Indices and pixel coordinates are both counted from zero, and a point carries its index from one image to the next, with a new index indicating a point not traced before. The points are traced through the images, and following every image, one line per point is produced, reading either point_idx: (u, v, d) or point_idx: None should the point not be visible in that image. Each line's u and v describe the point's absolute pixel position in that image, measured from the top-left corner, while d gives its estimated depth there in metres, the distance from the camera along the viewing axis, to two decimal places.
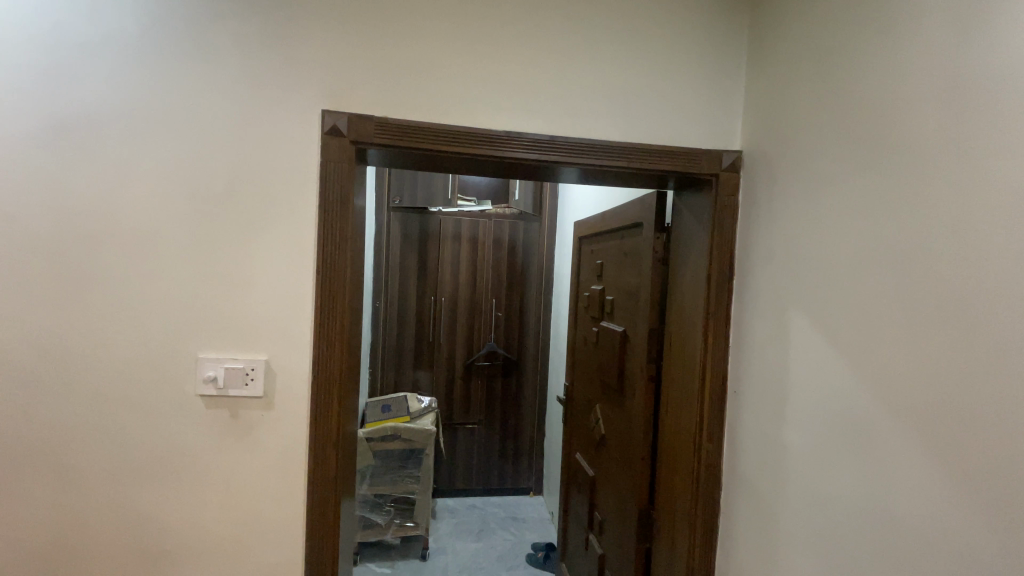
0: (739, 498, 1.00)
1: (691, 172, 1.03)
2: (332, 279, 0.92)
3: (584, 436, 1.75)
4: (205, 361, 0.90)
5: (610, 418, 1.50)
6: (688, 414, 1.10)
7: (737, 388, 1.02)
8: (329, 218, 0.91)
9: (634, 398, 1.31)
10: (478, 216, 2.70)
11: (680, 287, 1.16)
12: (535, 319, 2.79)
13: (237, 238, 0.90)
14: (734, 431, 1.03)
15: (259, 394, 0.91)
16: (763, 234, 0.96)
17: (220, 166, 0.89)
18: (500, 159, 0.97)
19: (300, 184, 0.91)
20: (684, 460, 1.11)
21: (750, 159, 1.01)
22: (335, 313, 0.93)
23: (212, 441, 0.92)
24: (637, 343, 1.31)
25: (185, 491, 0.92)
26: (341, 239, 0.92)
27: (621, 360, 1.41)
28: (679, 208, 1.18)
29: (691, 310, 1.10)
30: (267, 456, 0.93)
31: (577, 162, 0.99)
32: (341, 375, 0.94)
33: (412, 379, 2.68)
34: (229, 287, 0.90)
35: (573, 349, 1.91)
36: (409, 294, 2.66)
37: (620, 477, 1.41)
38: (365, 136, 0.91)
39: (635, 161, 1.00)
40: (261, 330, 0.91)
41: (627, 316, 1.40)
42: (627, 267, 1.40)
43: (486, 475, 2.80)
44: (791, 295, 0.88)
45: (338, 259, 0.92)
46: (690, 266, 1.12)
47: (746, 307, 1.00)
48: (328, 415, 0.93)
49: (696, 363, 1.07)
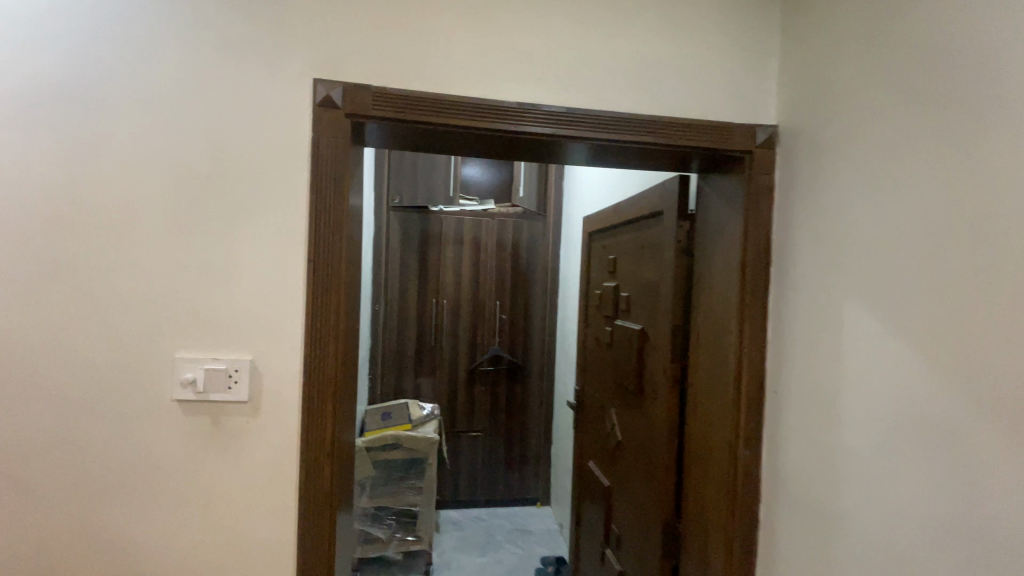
0: (783, 510, 0.90)
1: (722, 149, 0.93)
2: (324, 268, 0.82)
3: (597, 443, 1.64)
4: (182, 362, 0.80)
5: (627, 424, 1.40)
6: (719, 418, 0.99)
7: (777, 387, 0.92)
8: (320, 199, 0.81)
9: (656, 402, 1.21)
10: (481, 215, 2.61)
11: (706, 280, 1.06)
12: (540, 322, 2.69)
13: (219, 225, 0.80)
14: (775, 435, 0.92)
15: (244, 399, 0.81)
16: (807, 214, 0.86)
17: (201, 144, 0.79)
18: (512, 134, 0.87)
19: (290, 162, 0.81)
20: (717, 467, 1.00)
21: (788, 134, 0.92)
22: (329, 306, 0.82)
23: (191, 451, 0.81)
24: (658, 341, 1.21)
25: (160, 508, 0.81)
26: (336, 224, 0.82)
27: (640, 361, 1.31)
28: (706, 193, 1.08)
29: (722, 303, 1.00)
30: (253, 468, 0.83)
31: (598, 138, 0.89)
32: (337, 376, 0.83)
33: (413, 385, 2.57)
34: (211, 279, 0.80)
35: (583, 351, 1.81)
36: (409, 296, 2.56)
37: (639, 487, 1.30)
38: (361, 108, 0.81)
39: (661, 136, 0.91)
40: (246, 327, 0.81)
41: (645, 313, 1.30)
42: (645, 261, 1.30)
43: (491, 485, 2.68)
44: (843, 281, 0.78)
45: (332, 247, 0.82)
46: (719, 254, 1.02)
47: (787, 298, 0.90)
48: (321, 421, 0.83)
49: (729, 362, 0.97)
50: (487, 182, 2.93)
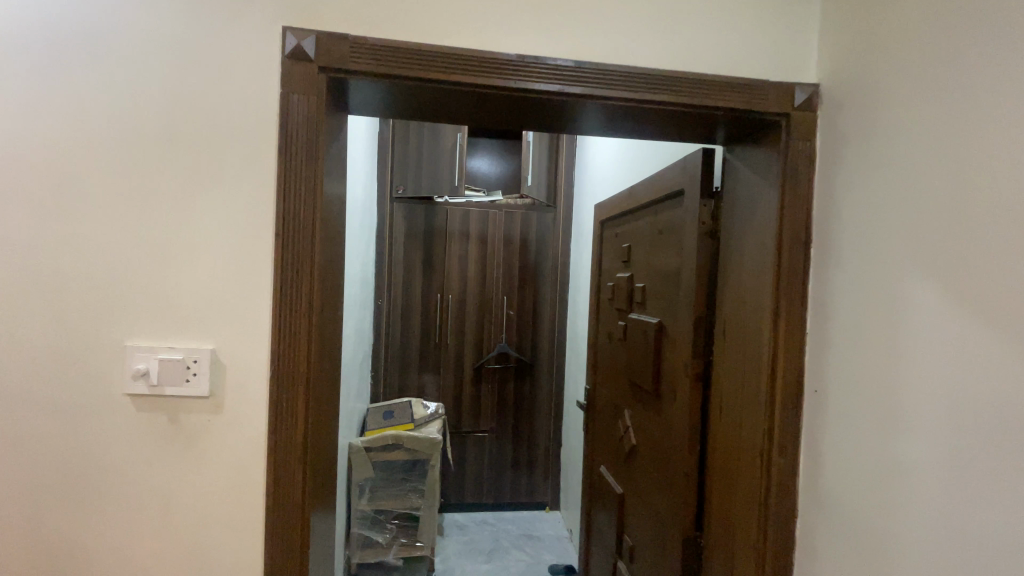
0: (825, 528, 0.77)
1: (754, 111, 0.81)
2: (293, 244, 0.71)
3: (609, 445, 1.52)
4: (134, 351, 0.70)
5: (642, 426, 1.28)
6: (748, 420, 0.87)
7: (818, 385, 0.79)
8: (290, 164, 0.71)
9: (675, 402, 1.09)
10: (488, 206, 2.50)
11: (733, 263, 0.93)
12: (549, 318, 2.57)
13: (176, 195, 0.70)
14: (816, 441, 0.79)
15: (204, 394, 0.71)
16: (856, 182, 0.74)
17: (155, 103, 0.69)
18: (511, 92, 0.76)
19: (256, 123, 0.71)
20: (745, 477, 0.87)
21: (832, 92, 0.79)
22: (299, 288, 0.71)
23: (146, 453, 0.72)
24: (678, 334, 1.08)
25: (111, 517, 0.72)
26: (308, 192, 0.71)
27: (657, 357, 1.19)
28: (734, 166, 0.96)
29: (752, 290, 0.87)
30: (216, 472, 0.72)
31: (610, 97, 0.78)
32: (308, 368, 0.73)
33: (417, 383, 2.48)
34: (168, 257, 0.70)
35: (595, 347, 1.69)
36: (413, 291, 2.46)
37: (655, 495, 1.18)
38: (337, 60, 0.71)
39: (683, 95, 0.79)
40: (207, 312, 0.71)
41: (663, 304, 1.17)
42: (663, 247, 1.18)
43: (498, 488, 2.57)
44: (902, 258, 0.65)
45: (304, 219, 0.71)
46: (749, 233, 0.89)
47: (830, 281, 0.78)
48: (291, 420, 0.72)
49: (761, 357, 0.84)
50: (495, 174, 2.83)
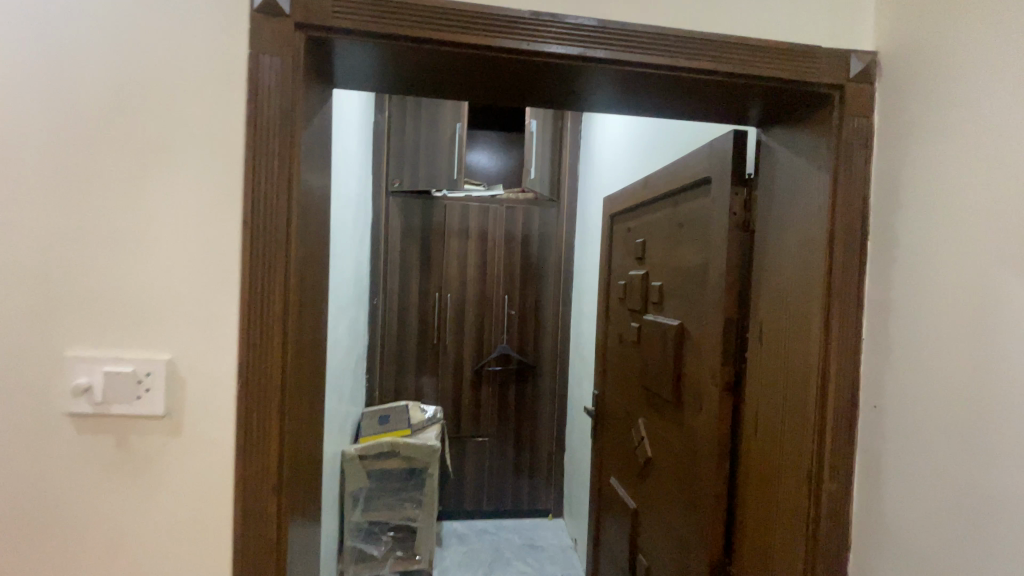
0: (886, 567, 0.66)
1: (802, 82, 0.70)
2: (264, 235, 0.60)
3: (620, 455, 1.42)
4: (75, 363, 0.59)
5: (659, 437, 1.17)
6: (792, 437, 0.76)
7: (878, 399, 0.68)
8: (258, 138, 0.59)
9: (700, 414, 0.98)
10: (488, 201, 2.39)
11: (769, 258, 0.83)
12: (552, 318, 2.47)
13: (125, 176, 0.59)
14: (873, 464, 0.69)
15: (159, 414, 0.60)
16: (926, 162, 0.63)
17: (100, 66, 0.58)
18: (521, 56, 0.65)
19: (220, 91, 0.60)
20: (787, 502, 0.76)
21: (895, 60, 0.68)
22: (272, 286, 0.60)
23: (91, 482, 0.61)
24: (703, 339, 0.98)
25: (51, 557, 0.61)
26: (281, 172, 0.60)
27: (678, 362, 1.08)
28: (770, 149, 0.85)
29: (796, 289, 0.76)
30: (174, 503, 0.61)
31: (636, 63, 0.67)
32: (282, 384, 0.61)
33: (414, 386, 2.37)
34: (115, 250, 0.59)
35: (603, 350, 1.58)
36: (410, 289, 2.35)
37: (675, 514, 1.07)
38: (317, 15, 0.59)
39: (721, 62, 0.68)
40: (162, 317, 0.60)
41: (685, 305, 1.07)
42: (684, 241, 1.07)
43: (498, 495, 2.47)
44: (993, 251, 0.54)
45: (277, 204, 0.60)
46: (790, 225, 0.78)
47: (893, 278, 0.67)
48: (261, 445, 0.61)
49: (808, 365, 0.73)
50: (494, 168, 2.72)
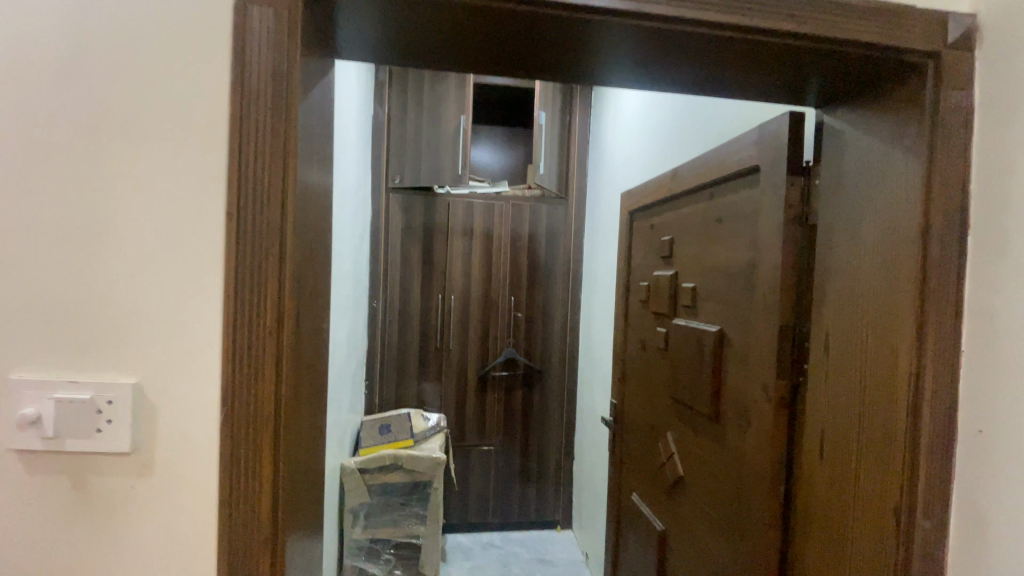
0: None
1: (885, 47, 0.60)
2: (249, 226, 0.48)
3: (643, 471, 1.31)
4: (19, 387, 0.48)
5: (694, 455, 1.06)
6: (871, 463, 0.65)
7: (984, 423, 0.57)
8: (245, 108, 0.48)
9: (749, 431, 0.87)
10: (493, 198, 2.28)
11: (838, 256, 0.72)
12: (560, 320, 2.36)
13: (81, 159, 0.48)
14: (977, 502, 0.57)
15: (123, 451, 0.48)
16: None
17: (52, 22, 0.47)
18: (563, 11, 0.54)
19: (199, 50, 0.48)
20: (865, 540, 0.66)
21: (1000, 22, 0.58)
22: (260, 292, 0.48)
23: (40, 535, 0.49)
24: (753, 347, 0.87)
25: None
26: (273, 150, 0.48)
27: (717, 372, 0.98)
28: (837, 132, 0.74)
29: (875, 291, 0.66)
30: (141, 560, 0.50)
31: (696, 20, 0.56)
32: (272, 413, 0.49)
33: (417, 393, 2.25)
34: (69, 250, 0.48)
35: (623, 356, 1.48)
36: (411, 291, 2.23)
37: (716, 542, 0.97)
38: None
39: (794, 20, 0.58)
40: (127, 330, 0.48)
41: (726, 309, 0.96)
42: (725, 238, 0.97)
43: (504, 507, 2.36)
44: None
45: (268, 191, 0.48)
46: (867, 217, 0.68)
47: (1004, 278, 0.56)
48: (246, 488, 0.49)
49: (895, 382, 0.62)
50: (498, 165, 2.62)
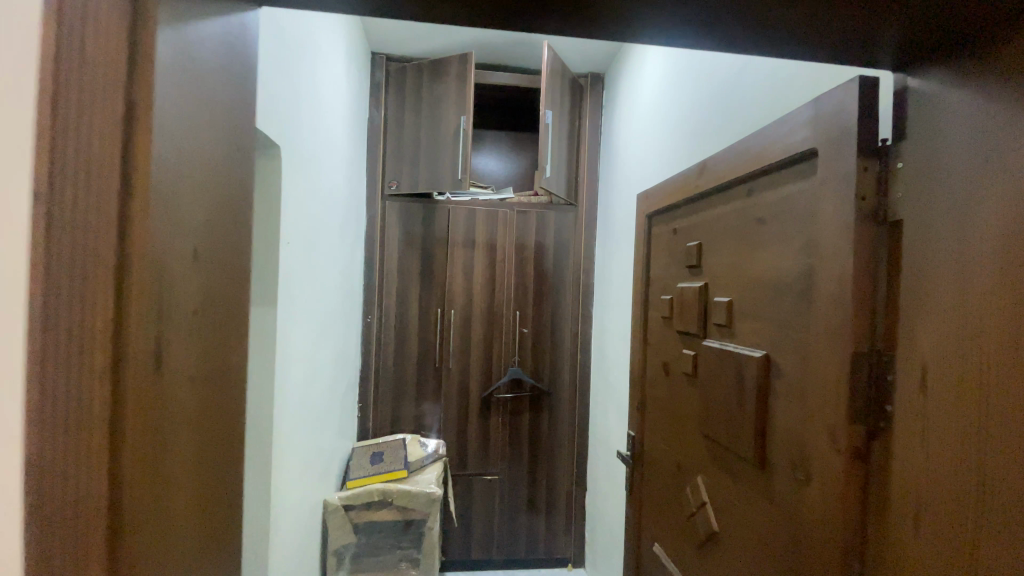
0: None
1: None
2: (59, 215, 0.30)
3: (667, 520, 1.11)
4: None
5: (733, 509, 0.87)
6: (997, 560, 0.46)
7: None
8: (59, 28, 0.30)
9: (810, 488, 0.68)
10: (497, 205, 2.11)
11: (938, 261, 0.53)
12: (570, 338, 2.18)
13: None
14: None
15: None
16: None
17: None
18: None
19: None
20: None
21: None
22: (75, 320, 0.30)
23: None
24: (814, 380, 0.68)
25: None
26: (106, 96, 0.30)
27: (763, 407, 0.79)
28: (931, 96, 0.55)
29: (998, 310, 0.46)
30: None
31: None
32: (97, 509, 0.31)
33: (414, 416, 2.08)
34: None
35: (642, 381, 1.29)
36: (408, 305, 2.07)
37: None
38: None
39: None
40: None
41: (774, 330, 0.77)
42: (771, 243, 0.79)
43: (509, 542, 2.15)
44: None
45: (95, 159, 0.30)
46: (983, 207, 0.48)
47: None
48: None
49: None
50: (504, 171, 2.46)
